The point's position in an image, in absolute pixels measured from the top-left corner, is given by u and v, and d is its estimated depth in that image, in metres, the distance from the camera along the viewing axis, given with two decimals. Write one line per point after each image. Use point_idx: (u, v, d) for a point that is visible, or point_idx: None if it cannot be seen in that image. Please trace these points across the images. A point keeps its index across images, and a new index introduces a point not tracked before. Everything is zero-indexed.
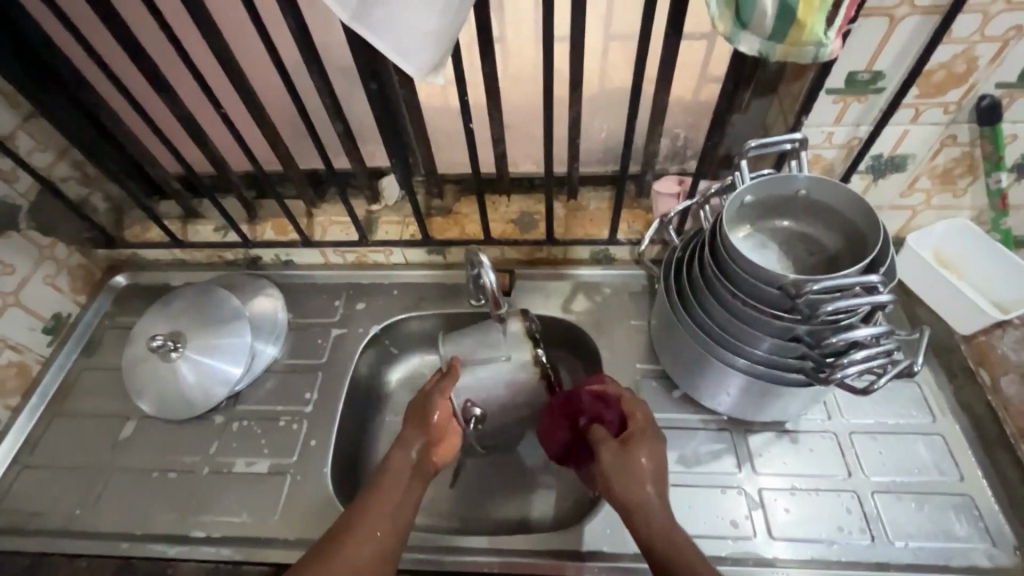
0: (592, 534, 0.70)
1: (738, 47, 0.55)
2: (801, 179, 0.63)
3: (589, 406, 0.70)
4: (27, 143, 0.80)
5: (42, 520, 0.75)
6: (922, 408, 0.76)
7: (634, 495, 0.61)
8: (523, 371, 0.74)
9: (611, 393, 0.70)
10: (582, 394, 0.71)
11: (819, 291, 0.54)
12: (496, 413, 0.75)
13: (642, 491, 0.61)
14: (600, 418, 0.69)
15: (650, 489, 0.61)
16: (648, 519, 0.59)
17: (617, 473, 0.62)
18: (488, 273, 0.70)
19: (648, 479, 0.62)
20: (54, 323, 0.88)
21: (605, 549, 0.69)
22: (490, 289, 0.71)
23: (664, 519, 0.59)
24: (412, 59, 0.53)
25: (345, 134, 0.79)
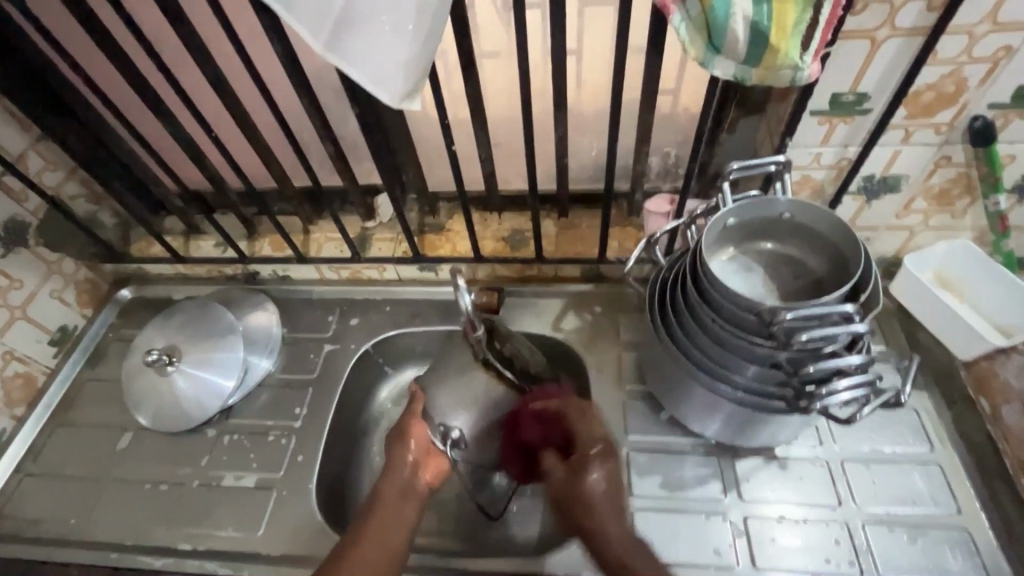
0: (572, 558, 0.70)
1: (712, 71, 0.54)
2: (784, 202, 0.63)
3: (531, 429, 0.70)
4: (37, 164, 0.84)
5: (40, 528, 0.77)
6: (919, 435, 0.73)
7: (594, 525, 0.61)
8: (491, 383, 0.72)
9: (553, 412, 0.69)
10: (524, 416, 0.71)
11: (794, 319, 0.53)
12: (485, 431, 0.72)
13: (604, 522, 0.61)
14: (547, 440, 0.70)
15: (607, 517, 0.61)
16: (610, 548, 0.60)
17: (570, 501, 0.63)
18: (464, 295, 0.67)
19: (603, 506, 0.62)
20: (59, 335, 0.92)
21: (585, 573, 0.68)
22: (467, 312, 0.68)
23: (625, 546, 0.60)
24: (386, 87, 0.53)
25: (336, 154, 0.80)
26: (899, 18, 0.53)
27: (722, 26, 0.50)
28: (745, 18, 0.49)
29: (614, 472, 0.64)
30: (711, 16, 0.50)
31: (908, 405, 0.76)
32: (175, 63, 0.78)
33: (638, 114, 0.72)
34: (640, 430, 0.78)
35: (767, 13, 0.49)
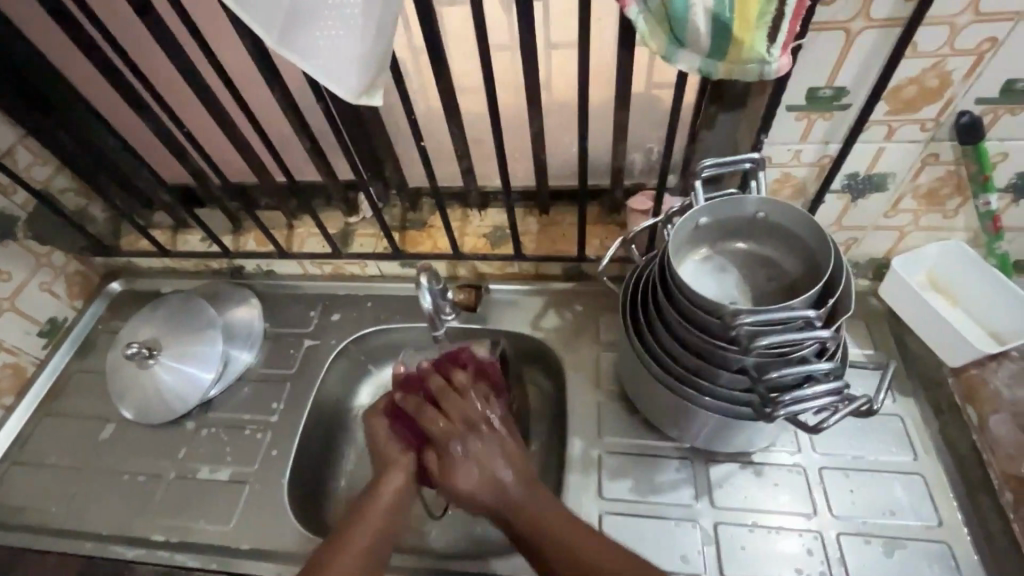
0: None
1: (677, 65, 0.52)
2: (758, 201, 0.61)
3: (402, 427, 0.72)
4: (26, 159, 0.86)
5: (23, 515, 0.79)
6: (904, 444, 0.71)
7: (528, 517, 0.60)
8: None
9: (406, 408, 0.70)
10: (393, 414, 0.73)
11: (753, 323, 0.51)
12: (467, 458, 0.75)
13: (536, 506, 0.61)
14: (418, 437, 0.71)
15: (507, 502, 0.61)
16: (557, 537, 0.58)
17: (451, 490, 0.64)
18: (422, 294, 0.78)
19: (486, 488, 0.62)
20: (49, 327, 0.94)
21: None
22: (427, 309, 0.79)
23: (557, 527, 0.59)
24: (341, 82, 0.53)
25: (312, 149, 0.80)
26: (874, 9, 0.51)
27: (682, 19, 0.48)
28: (705, 9, 0.47)
29: (484, 453, 0.64)
30: (670, 9, 0.48)
31: (894, 412, 0.73)
32: (155, 60, 0.78)
33: (614, 109, 0.70)
34: (614, 432, 0.76)
35: (729, 4, 0.47)
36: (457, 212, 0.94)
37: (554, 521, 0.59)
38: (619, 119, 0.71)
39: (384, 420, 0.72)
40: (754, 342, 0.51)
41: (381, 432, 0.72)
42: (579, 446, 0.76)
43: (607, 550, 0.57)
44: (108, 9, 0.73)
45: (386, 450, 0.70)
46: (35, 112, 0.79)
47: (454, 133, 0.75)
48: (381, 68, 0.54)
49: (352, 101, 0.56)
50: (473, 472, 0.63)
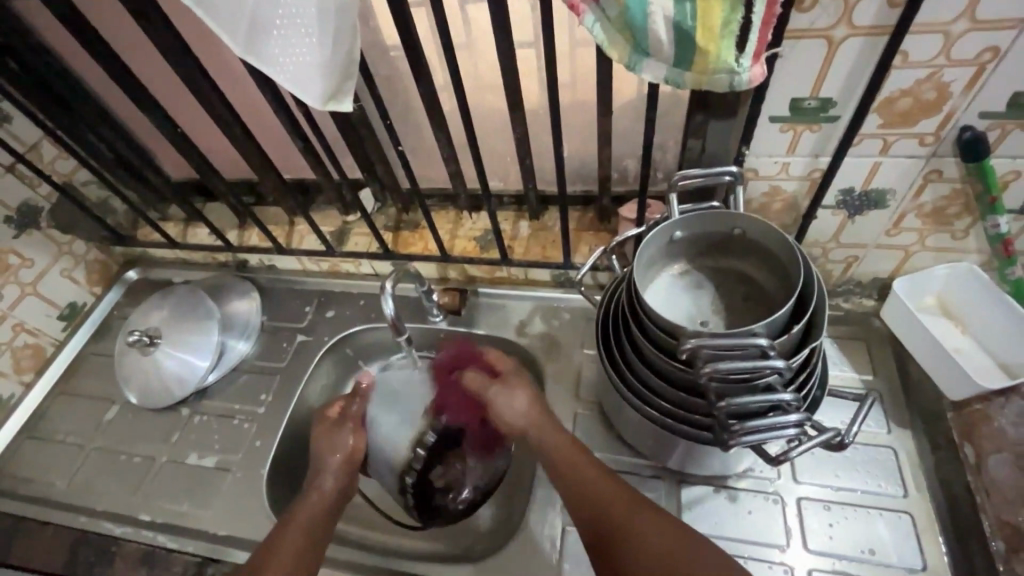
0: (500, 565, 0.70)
1: (642, 75, 0.50)
2: (734, 217, 0.58)
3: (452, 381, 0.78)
4: (51, 153, 0.92)
5: (32, 486, 0.85)
6: (894, 480, 0.67)
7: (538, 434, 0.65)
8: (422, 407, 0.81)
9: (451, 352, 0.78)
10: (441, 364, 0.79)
11: (705, 348, 0.49)
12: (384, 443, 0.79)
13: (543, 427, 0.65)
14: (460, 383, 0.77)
15: (539, 417, 0.66)
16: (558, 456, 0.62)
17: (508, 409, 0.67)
18: (385, 301, 0.73)
19: (526, 404, 0.67)
20: (69, 311, 1.00)
21: None
22: (389, 315, 0.75)
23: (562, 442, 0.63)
24: (305, 90, 0.53)
25: (305, 149, 0.82)
26: (857, 16, 0.47)
27: (642, 28, 0.46)
28: (666, 17, 0.45)
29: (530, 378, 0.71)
30: (629, 17, 0.46)
31: (886, 443, 0.69)
32: (162, 63, 0.82)
33: (597, 115, 0.68)
34: (587, 445, 0.76)
35: (691, 12, 0.45)
36: (450, 214, 0.94)
37: (560, 443, 0.63)
38: (602, 125, 0.69)
39: (326, 426, 0.73)
40: (707, 368, 0.49)
41: (321, 442, 0.71)
42: None
43: (602, 471, 0.60)
44: (117, 14, 0.76)
45: (326, 452, 0.70)
46: (55, 110, 0.84)
47: (439, 137, 0.76)
48: (347, 76, 0.55)
49: (321, 107, 0.57)
50: (523, 398, 0.67)
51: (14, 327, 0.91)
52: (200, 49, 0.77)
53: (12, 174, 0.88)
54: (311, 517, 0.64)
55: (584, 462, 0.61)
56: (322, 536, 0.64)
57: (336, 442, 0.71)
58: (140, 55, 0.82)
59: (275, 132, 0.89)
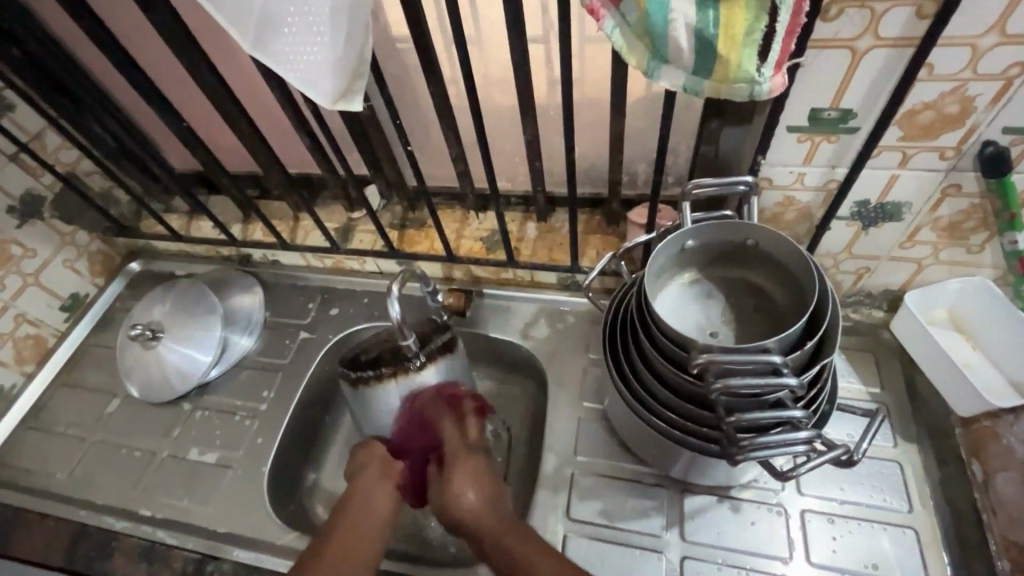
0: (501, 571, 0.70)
1: (660, 82, 0.49)
2: (748, 227, 0.57)
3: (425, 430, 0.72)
4: (55, 142, 0.91)
5: (31, 478, 0.85)
6: (900, 494, 0.66)
7: (486, 531, 0.59)
8: None
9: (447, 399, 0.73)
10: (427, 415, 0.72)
11: (716, 364, 0.48)
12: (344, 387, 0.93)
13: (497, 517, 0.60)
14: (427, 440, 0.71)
15: (486, 515, 0.61)
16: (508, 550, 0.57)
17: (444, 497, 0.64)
18: (391, 306, 0.66)
19: (471, 491, 0.63)
20: (71, 302, 0.99)
21: None
22: (396, 320, 0.68)
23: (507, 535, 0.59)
24: (315, 88, 0.53)
25: (312, 145, 0.81)
26: (883, 27, 0.46)
27: (662, 35, 0.45)
28: (688, 24, 0.44)
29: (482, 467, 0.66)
30: (649, 22, 0.45)
31: (893, 458, 0.69)
32: (168, 55, 0.80)
33: (610, 118, 0.67)
34: (591, 451, 0.75)
35: (713, 19, 0.44)
36: (456, 213, 0.93)
37: (509, 535, 0.58)
38: (615, 129, 0.68)
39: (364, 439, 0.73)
40: (719, 383, 0.48)
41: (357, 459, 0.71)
42: (552, 463, 0.74)
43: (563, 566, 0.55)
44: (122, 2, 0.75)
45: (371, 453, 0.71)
46: (59, 98, 0.83)
47: (448, 135, 0.74)
48: (359, 75, 0.54)
49: (331, 107, 0.56)
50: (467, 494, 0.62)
51: (15, 317, 0.91)
52: (207, 40, 0.76)
53: (15, 163, 0.87)
54: (358, 517, 0.65)
55: (535, 557, 0.55)
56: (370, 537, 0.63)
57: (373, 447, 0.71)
58: (145, 45, 0.80)
59: (281, 126, 0.88)
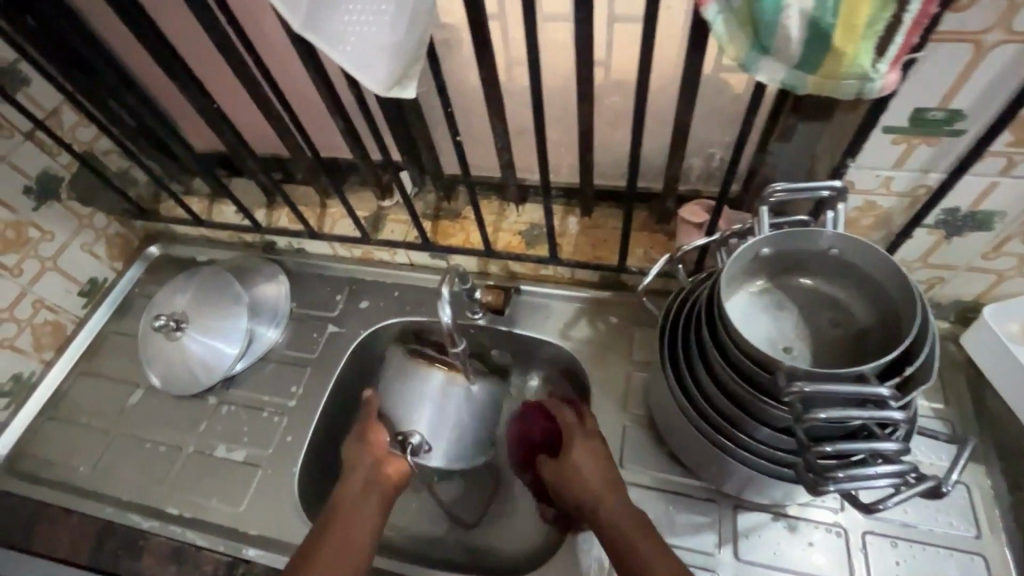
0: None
1: (757, 76, 0.44)
2: (831, 237, 0.52)
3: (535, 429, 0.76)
4: (72, 118, 0.86)
5: (55, 470, 0.83)
6: (967, 518, 0.63)
7: (607, 508, 0.60)
8: None
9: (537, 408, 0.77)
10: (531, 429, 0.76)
11: (808, 394, 0.44)
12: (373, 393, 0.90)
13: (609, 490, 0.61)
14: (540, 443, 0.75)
15: (606, 495, 0.61)
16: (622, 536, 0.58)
17: (566, 472, 0.64)
18: (442, 308, 0.64)
19: (597, 470, 0.63)
20: (89, 287, 0.95)
21: None
22: (447, 325, 0.66)
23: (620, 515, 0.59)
24: (369, 74, 0.48)
25: (347, 130, 0.76)
26: (1017, 21, 0.41)
27: (770, 24, 0.40)
28: (802, 13, 0.39)
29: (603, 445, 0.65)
30: (757, 9, 0.40)
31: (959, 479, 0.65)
32: (193, 28, 0.75)
33: (676, 110, 0.62)
34: (637, 463, 0.71)
35: (832, 7, 0.39)
36: (494, 205, 0.88)
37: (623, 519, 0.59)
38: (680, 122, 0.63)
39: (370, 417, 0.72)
40: (807, 416, 0.44)
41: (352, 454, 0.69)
42: None
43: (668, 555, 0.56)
44: None
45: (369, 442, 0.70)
46: (77, 73, 0.78)
47: (495, 123, 0.69)
48: (416, 59, 0.49)
49: (382, 94, 0.51)
50: (591, 469, 0.63)
51: (34, 304, 0.87)
52: (237, 13, 0.70)
53: (31, 141, 0.82)
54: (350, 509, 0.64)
55: (647, 551, 0.56)
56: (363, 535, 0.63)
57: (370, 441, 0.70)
58: (169, 16, 0.75)
59: (311, 107, 0.82)
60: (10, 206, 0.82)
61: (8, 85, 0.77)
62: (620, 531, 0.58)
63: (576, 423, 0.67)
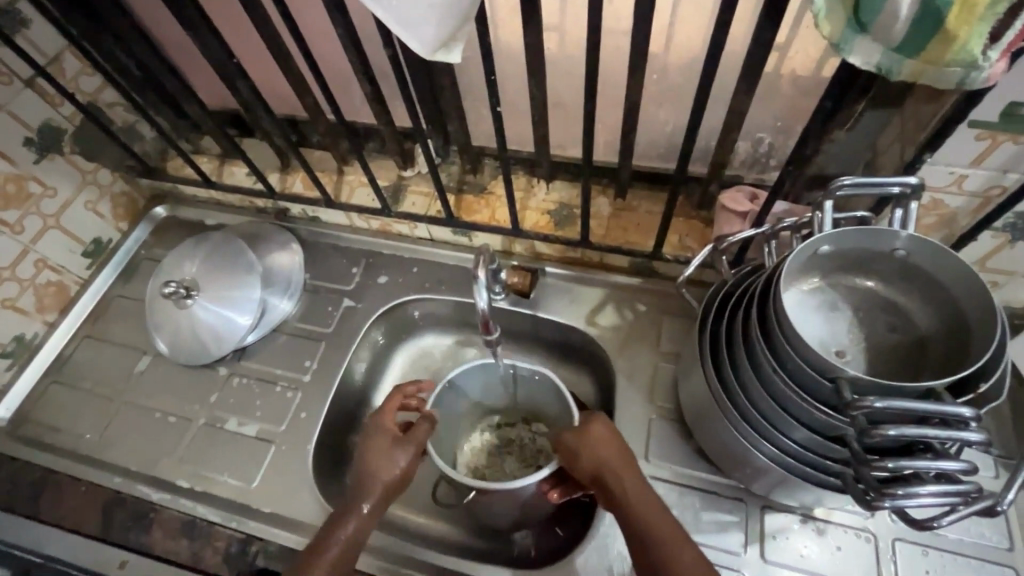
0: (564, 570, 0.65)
1: (848, 57, 0.40)
2: (901, 238, 0.48)
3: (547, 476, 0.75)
4: (75, 66, 0.80)
5: (60, 436, 0.81)
6: (999, 530, 0.62)
7: (634, 496, 0.57)
8: (448, 345, 0.90)
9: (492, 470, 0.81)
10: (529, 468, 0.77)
11: (877, 409, 0.41)
12: (390, 370, 0.89)
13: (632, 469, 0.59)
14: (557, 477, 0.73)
15: (623, 466, 0.59)
16: (656, 534, 0.55)
17: (579, 451, 0.61)
18: (479, 295, 0.66)
19: (613, 450, 0.60)
20: (93, 247, 0.91)
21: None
22: (482, 312, 0.68)
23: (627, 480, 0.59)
24: (415, 32, 0.44)
25: (372, 94, 0.71)
26: None
27: None
28: None
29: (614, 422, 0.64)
30: None
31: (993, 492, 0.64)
32: None
33: (734, 90, 0.57)
34: (663, 457, 0.70)
35: None
36: (522, 180, 0.84)
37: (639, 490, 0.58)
38: (738, 103, 0.58)
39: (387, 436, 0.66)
40: (874, 430, 0.41)
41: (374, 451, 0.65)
42: None
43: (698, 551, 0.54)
44: None
45: (373, 471, 0.63)
46: (80, 16, 0.72)
47: (536, 96, 0.64)
48: (466, 20, 0.45)
49: (424, 57, 0.47)
50: (608, 441, 0.61)
51: (36, 263, 0.83)
52: None
53: (31, 89, 0.76)
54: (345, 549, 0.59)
55: (683, 553, 0.53)
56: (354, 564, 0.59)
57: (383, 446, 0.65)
58: None
59: (333, 66, 0.77)
60: (10, 158, 0.77)
61: (6, 26, 0.72)
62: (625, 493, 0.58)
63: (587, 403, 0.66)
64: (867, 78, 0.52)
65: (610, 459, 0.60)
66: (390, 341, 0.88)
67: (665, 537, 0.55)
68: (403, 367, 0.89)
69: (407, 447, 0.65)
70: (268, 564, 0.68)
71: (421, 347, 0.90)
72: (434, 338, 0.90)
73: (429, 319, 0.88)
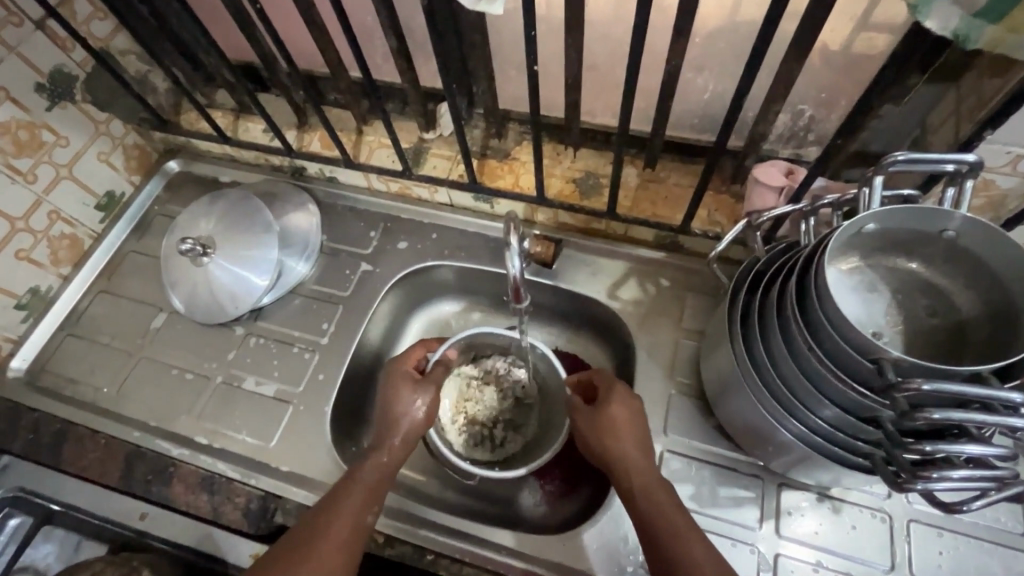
0: (587, 539, 0.65)
1: (923, 21, 0.38)
2: (953, 218, 0.47)
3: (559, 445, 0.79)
4: (87, 9, 0.77)
5: (77, 389, 0.82)
6: (1016, 516, 0.62)
7: (646, 483, 0.57)
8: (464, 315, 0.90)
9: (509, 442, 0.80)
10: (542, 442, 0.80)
11: (921, 391, 0.40)
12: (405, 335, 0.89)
13: (643, 453, 0.59)
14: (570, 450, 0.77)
15: (640, 455, 0.59)
16: (665, 526, 0.54)
17: (597, 432, 0.62)
18: (512, 260, 0.65)
19: (632, 435, 0.60)
20: (106, 201, 0.89)
21: (588, 541, 0.65)
22: (512, 278, 0.67)
23: (642, 471, 0.58)
24: None
25: (398, 48, 0.68)
26: None
27: None
28: None
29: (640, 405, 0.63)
30: None
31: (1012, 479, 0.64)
32: None
33: (783, 58, 0.55)
34: (682, 431, 0.70)
35: None
36: (549, 147, 0.81)
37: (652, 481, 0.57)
38: (786, 72, 0.55)
39: (406, 385, 0.67)
40: (918, 413, 0.40)
41: (395, 399, 0.66)
42: None
43: (711, 550, 0.53)
44: None
45: (397, 409, 0.65)
46: None
47: (572, 59, 0.61)
48: None
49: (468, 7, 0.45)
50: (626, 424, 0.61)
51: (50, 214, 0.82)
52: None
53: (42, 32, 0.73)
54: (371, 476, 0.61)
55: (696, 549, 0.52)
56: (380, 494, 0.61)
57: (399, 397, 0.66)
58: None
59: (356, 17, 0.73)
60: (22, 104, 0.74)
61: None
62: (635, 480, 0.58)
63: (611, 380, 0.65)
64: (932, 48, 0.49)
65: (627, 445, 0.59)
66: (407, 308, 0.88)
67: (680, 528, 0.54)
68: (419, 335, 0.89)
69: (425, 387, 0.67)
70: (287, 520, 0.69)
71: (438, 316, 0.90)
72: (450, 307, 0.90)
73: (446, 287, 0.88)
